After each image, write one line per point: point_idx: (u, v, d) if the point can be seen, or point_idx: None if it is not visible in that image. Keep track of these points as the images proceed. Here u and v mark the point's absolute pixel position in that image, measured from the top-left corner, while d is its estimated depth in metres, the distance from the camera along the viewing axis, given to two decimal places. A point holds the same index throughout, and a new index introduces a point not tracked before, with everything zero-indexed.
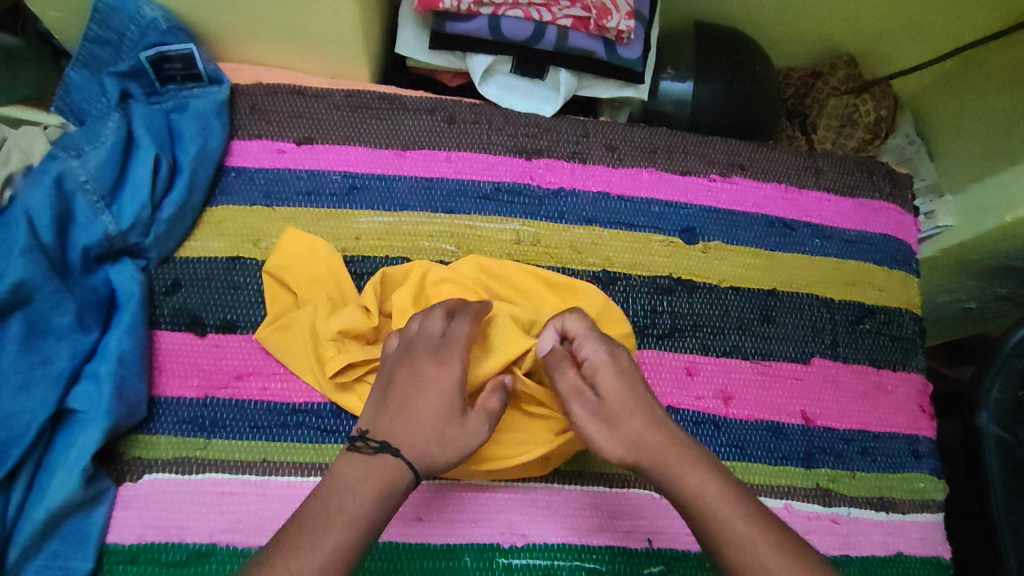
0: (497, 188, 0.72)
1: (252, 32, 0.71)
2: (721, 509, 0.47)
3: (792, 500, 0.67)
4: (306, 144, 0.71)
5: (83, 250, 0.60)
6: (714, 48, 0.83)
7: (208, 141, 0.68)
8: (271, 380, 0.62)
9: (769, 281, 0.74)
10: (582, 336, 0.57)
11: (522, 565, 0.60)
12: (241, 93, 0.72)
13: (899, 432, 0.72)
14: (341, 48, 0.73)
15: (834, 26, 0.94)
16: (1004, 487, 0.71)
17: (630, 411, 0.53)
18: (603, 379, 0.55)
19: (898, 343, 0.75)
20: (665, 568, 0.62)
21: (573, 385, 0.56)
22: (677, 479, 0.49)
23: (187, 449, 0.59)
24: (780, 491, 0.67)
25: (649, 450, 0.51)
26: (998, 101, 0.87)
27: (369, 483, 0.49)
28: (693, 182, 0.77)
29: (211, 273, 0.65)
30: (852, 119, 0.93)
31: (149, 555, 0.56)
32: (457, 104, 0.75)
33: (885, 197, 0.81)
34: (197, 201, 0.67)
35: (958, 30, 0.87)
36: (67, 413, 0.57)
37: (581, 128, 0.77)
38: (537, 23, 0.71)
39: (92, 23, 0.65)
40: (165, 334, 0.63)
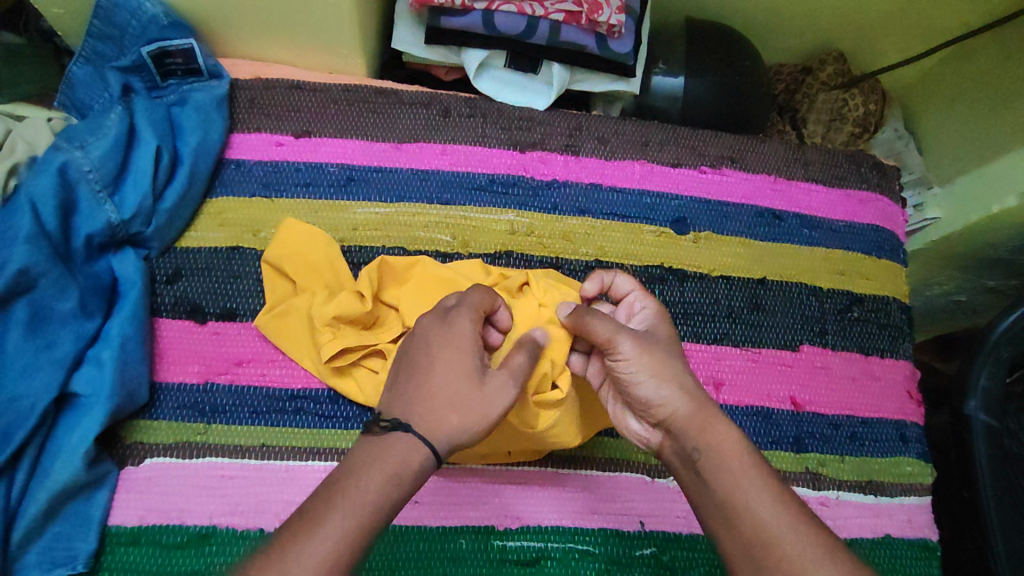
0: (492, 179, 0.74)
1: (251, 28, 0.73)
2: (746, 477, 0.45)
3: (816, 489, 0.69)
4: (304, 137, 0.73)
5: (86, 239, 0.62)
6: (705, 43, 0.84)
7: (208, 134, 0.69)
8: (270, 367, 0.63)
9: (759, 270, 0.76)
10: (636, 293, 0.59)
11: (517, 547, 0.62)
12: (240, 87, 0.74)
13: (887, 417, 0.73)
14: (338, 44, 0.74)
15: (823, 23, 0.95)
16: (991, 472, 0.72)
17: (675, 361, 0.53)
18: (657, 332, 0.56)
19: (886, 331, 0.77)
20: (657, 550, 0.63)
21: (610, 331, 0.52)
22: (708, 439, 0.48)
23: (187, 434, 0.61)
24: (805, 479, 0.69)
25: (690, 403, 0.50)
26: (984, 94, 0.88)
27: (396, 469, 0.45)
28: (684, 174, 0.78)
29: (211, 262, 0.67)
30: (841, 114, 0.94)
31: (151, 537, 0.57)
32: (453, 98, 0.77)
33: (873, 189, 0.82)
34: (197, 192, 0.68)
35: (945, 24, 0.89)
36: (70, 397, 0.58)
37: (574, 122, 0.78)
38: (529, 18, 0.73)
39: (95, 19, 0.66)
40: (167, 322, 0.64)
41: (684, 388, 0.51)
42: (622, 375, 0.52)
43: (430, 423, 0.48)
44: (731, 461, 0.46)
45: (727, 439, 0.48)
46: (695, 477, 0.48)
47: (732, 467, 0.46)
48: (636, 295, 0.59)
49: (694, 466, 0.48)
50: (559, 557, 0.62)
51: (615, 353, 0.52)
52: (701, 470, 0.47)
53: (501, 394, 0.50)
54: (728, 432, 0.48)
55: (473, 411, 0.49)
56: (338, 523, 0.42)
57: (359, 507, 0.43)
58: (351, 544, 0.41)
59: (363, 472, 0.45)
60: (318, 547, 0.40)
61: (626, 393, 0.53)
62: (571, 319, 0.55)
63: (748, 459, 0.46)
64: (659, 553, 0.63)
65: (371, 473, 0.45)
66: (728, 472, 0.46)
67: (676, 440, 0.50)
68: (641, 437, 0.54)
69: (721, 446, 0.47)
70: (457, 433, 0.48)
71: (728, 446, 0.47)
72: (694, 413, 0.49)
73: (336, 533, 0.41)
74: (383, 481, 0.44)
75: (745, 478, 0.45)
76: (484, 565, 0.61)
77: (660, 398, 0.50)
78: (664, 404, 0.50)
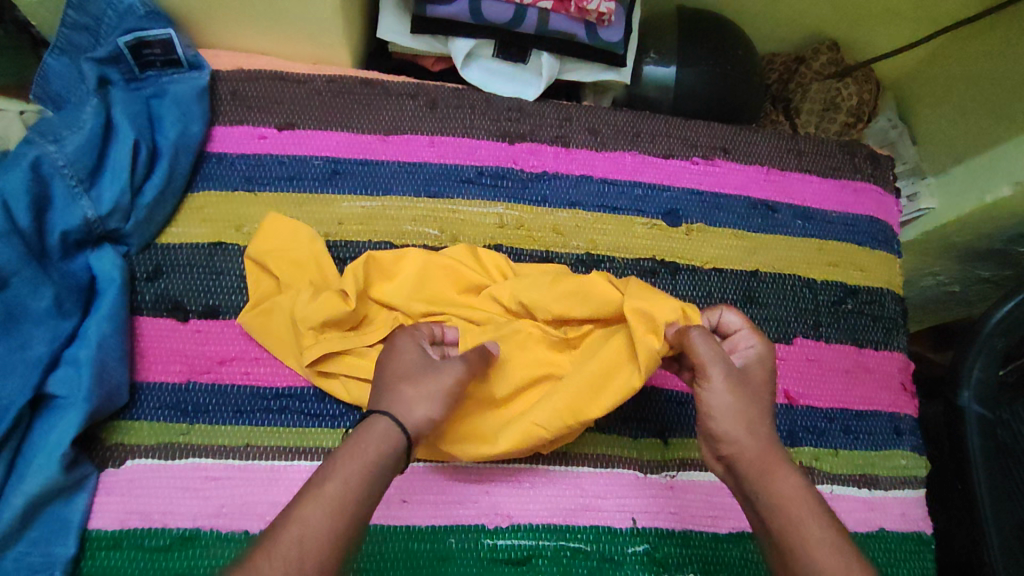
0: (480, 172, 0.72)
1: (233, 18, 0.71)
2: (807, 518, 0.46)
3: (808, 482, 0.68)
4: (287, 129, 0.71)
5: (62, 236, 0.60)
6: (696, 32, 0.83)
7: (188, 127, 0.68)
8: (254, 365, 0.62)
9: (752, 262, 0.75)
10: (744, 330, 0.57)
11: (507, 545, 0.61)
12: (221, 79, 0.72)
13: (881, 410, 0.73)
14: (322, 33, 0.72)
15: (817, 11, 0.94)
16: (985, 464, 0.71)
17: (757, 403, 0.51)
18: (754, 372, 0.54)
19: (880, 323, 0.76)
20: (650, 547, 0.62)
21: (709, 355, 0.52)
22: (769, 484, 0.48)
23: (169, 435, 0.59)
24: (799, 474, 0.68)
25: (761, 442, 0.50)
26: (977, 84, 0.87)
27: (367, 436, 0.46)
28: (676, 165, 0.77)
29: (193, 258, 0.65)
30: (835, 103, 0.93)
31: (132, 541, 0.56)
32: (440, 89, 0.75)
33: (866, 179, 0.81)
34: (178, 187, 0.67)
35: (939, 12, 0.88)
36: (47, 398, 0.57)
37: (564, 112, 0.77)
38: (517, 6, 0.71)
39: (69, 9, 0.64)
40: (147, 320, 0.63)
41: (756, 429, 0.50)
42: (704, 404, 0.52)
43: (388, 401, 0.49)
44: (791, 508, 0.46)
45: (789, 485, 0.48)
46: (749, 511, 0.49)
47: (793, 514, 0.46)
48: (744, 333, 0.57)
49: (751, 507, 0.48)
50: (550, 556, 0.61)
51: (706, 381, 0.51)
52: (760, 510, 0.48)
53: (445, 376, 0.51)
54: (792, 478, 0.48)
55: (422, 390, 0.50)
56: (323, 491, 0.43)
57: (340, 475, 0.44)
58: (338, 507, 0.42)
59: (341, 448, 0.46)
60: (303, 515, 0.41)
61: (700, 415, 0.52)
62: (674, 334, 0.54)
63: (815, 506, 0.47)
64: (652, 550, 0.62)
65: (350, 444, 0.46)
66: (798, 518, 0.46)
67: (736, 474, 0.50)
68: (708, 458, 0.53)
69: (783, 491, 0.47)
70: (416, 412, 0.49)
71: (790, 493, 0.47)
72: (763, 451, 0.49)
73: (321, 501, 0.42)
74: (357, 451, 0.45)
75: (810, 522, 0.45)
76: (475, 565, 0.60)
77: (727, 432, 0.50)
78: (730, 440, 0.50)
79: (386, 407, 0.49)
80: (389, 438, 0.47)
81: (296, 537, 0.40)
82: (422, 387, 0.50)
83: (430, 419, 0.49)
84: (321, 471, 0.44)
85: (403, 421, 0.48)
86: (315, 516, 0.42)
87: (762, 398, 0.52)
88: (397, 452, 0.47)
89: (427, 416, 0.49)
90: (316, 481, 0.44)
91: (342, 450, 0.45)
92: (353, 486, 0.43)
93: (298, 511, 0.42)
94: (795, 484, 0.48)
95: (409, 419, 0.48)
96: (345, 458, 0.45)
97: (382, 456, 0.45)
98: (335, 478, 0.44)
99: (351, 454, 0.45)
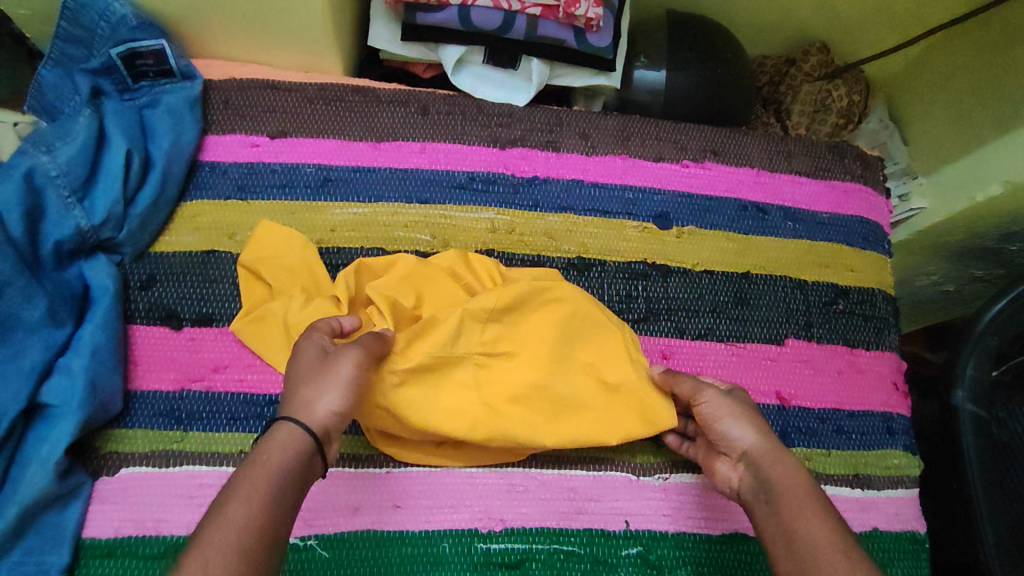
0: (472, 177, 0.73)
1: (225, 28, 0.71)
2: (803, 504, 0.51)
3: None
4: (280, 137, 0.71)
5: (55, 245, 0.61)
6: (686, 35, 0.83)
7: (181, 136, 0.68)
8: (247, 372, 0.62)
9: (743, 264, 0.75)
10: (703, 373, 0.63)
11: (501, 549, 0.61)
12: (214, 88, 0.72)
13: (874, 410, 0.73)
14: (313, 42, 0.73)
15: (806, 14, 0.95)
16: (980, 462, 0.71)
17: (755, 413, 0.59)
18: (739, 393, 0.61)
19: (871, 323, 0.76)
20: (643, 549, 0.63)
21: (690, 387, 0.60)
22: (777, 474, 0.54)
23: (163, 442, 0.60)
24: None
25: (762, 441, 0.56)
26: (967, 82, 0.88)
27: (265, 449, 0.45)
28: (666, 168, 0.78)
29: (186, 267, 0.66)
30: (825, 105, 0.94)
31: (127, 548, 0.56)
32: (431, 96, 0.76)
33: (856, 179, 0.82)
34: (171, 196, 0.67)
35: (926, 12, 0.89)
36: (41, 407, 0.57)
37: (555, 117, 0.77)
38: (506, 11, 0.72)
39: (62, 21, 0.65)
40: (141, 329, 0.63)
41: (757, 431, 0.57)
42: (705, 418, 0.59)
43: (288, 406, 0.48)
44: (791, 493, 0.52)
45: (789, 474, 0.54)
46: (763, 505, 0.53)
47: (796, 495, 0.52)
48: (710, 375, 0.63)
49: (764, 497, 0.53)
50: (544, 559, 0.61)
51: (701, 401, 0.59)
52: (770, 497, 0.53)
53: (345, 367, 0.50)
54: (793, 469, 0.54)
55: (323, 385, 0.49)
56: (226, 515, 0.42)
57: (243, 493, 0.43)
58: (245, 524, 0.41)
59: (238, 470, 0.45)
60: (209, 537, 0.40)
61: (708, 435, 0.59)
62: (662, 375, 0.63)
63: (811, 491, 0.52)
64: (646, 553, 0.62)
65: (252, 460, 0.45)
66: (796, 502, 0.51)
67: (748, 474, 0.55)
68: (727, 477, 0.58)
69: (786, 480, 0.53)
70: (316, 404, 0.48)
71: (791, 480, 0.53)
72: (765, 448, 0.56)
73: (224, 525, 0.41)
74: (258, 464, 0.44)
75: (806, 508, 0.51)
76: (468, 569, 0.60)
77: (732, 436, 0.57)
78: (738, 442, 0.57)
79: (288, 413, 0.48)
80: (292, 446, 0.46)
81: (200, 563, 0.39)
82: (320, 382, 0.49)
83: (333, 414, 0.48)
84: (224, 493, 0.43)
85: (305, 420, 0.47)
86: (219, 538, 0.40)
87: (754, 410, 0.59)
88: (302, 461, 0.46)
89: (333, 409, 0.48)
90: (216, 508, 0.42)
91: (243, 469, 0.45)
92: (255, 503, 0.42)
93: (202, 534, 0.41)
94: (790, 472, 0.54)
95: (312, 419, 0.47)
96: (247, 475, 0.44)
97: (284, 466, 0.45)
98: (237, 498, 0.43)
99: (254, 468, 0.44)
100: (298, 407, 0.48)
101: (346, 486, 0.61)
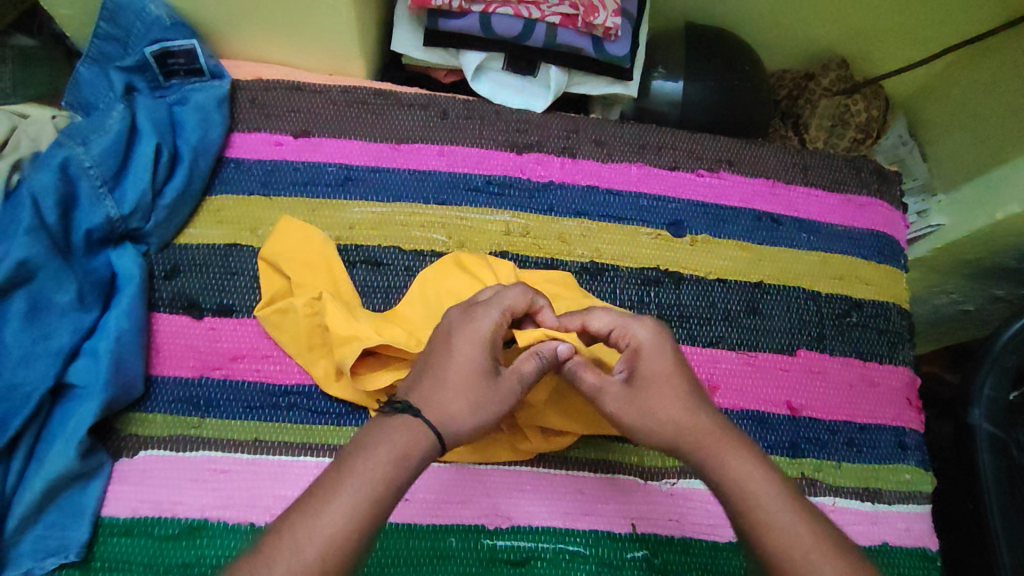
0: (488, 180, 0.74)
1: (255, 30, 0.74)
2: (762, 500, 0.46)
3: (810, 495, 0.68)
4: (303, 137, 0.73)
5: (86, 233, 0.63)
6: (704, 47, 0.84)
7: (208, 133, 0.71)
8: (264, 362, 0.64)
9: (756, 274, 0.75)
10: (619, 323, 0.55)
11: (506, 546, 0.61)
12: (241, 88, 0.75)
13: (886, 424, 0.72)
14: (337, 46, 0.75)
15: (825, 29, 0.96)
16: (996, 483, 0.70)
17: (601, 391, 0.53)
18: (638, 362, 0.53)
19: (885, 337, 0.76)
20: (648, 553, 0.63)
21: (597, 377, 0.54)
22: (721, 464, 0.49)
23: (181, 427, 0.61)
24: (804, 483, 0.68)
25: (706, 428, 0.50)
26: (989, 100, 0.88)
27: (392, 438, 0.46)
28: (682, 177, 0.78)
29: (209, 259, 0.68)
30: (843, 119, 0.94)
31: (143, 529, 0.57)
32: (451, 100, 0.77)
33: (873, 194, 0.82)
34: (197, 189, 0.69)
35: (947, 29, 0.89)
36: (66, 388, 0.59)
37: (572, 124, 0.79)
38: (526, 20, 0.74)
39: (101, 20, 0.68)
40: (164, 317, 0.65)
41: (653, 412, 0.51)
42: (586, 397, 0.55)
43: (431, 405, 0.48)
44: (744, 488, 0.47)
45: (738, 466, 0.48)
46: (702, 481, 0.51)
47: (738, 491, 0.47)
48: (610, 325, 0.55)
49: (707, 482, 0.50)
50: (549, 558, 0.61)
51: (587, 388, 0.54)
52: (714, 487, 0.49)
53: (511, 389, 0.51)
54: (747, 461, 0.49)
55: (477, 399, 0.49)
56: (346, 494, 0.42)
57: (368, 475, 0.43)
58: (350, 516, 0.42)
59: (365, 450, 0.45)
60: (330, 511, 0.41)
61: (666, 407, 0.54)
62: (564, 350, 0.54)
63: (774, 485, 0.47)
64: (651, 556, 0.62)
65: (378, 445, 0.45)
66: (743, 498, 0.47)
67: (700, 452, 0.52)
68: None
69: (730, 473, 0.48)
70: (456, 412, 0.49)
71: (741, 474, 0.48)
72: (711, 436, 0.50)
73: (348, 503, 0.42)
74: (385, 451, 0.45)
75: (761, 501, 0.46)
76: (474, 565, 0.60)
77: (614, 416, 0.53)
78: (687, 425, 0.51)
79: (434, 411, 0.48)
80: (421, 440, 0.47)
81: (325, 534, 0.40)
82: (455, 385, 0.49)
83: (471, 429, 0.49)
84: (349, 468, 0.44)
85: (437, 417, 0.48)
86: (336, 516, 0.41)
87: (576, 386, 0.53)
88: (419, 459, 0.46)
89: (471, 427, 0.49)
90: (339, 485, 0.43)
91: (369, 450, 0.45)
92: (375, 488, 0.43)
93: (300, 517, 0.42)
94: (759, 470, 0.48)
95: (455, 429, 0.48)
96: (373, 459, 0.44)
97: (399, 460, 0.45)
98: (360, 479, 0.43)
99: (374, 454, 0.44)
100: (427, 403, 0.49)
101: None
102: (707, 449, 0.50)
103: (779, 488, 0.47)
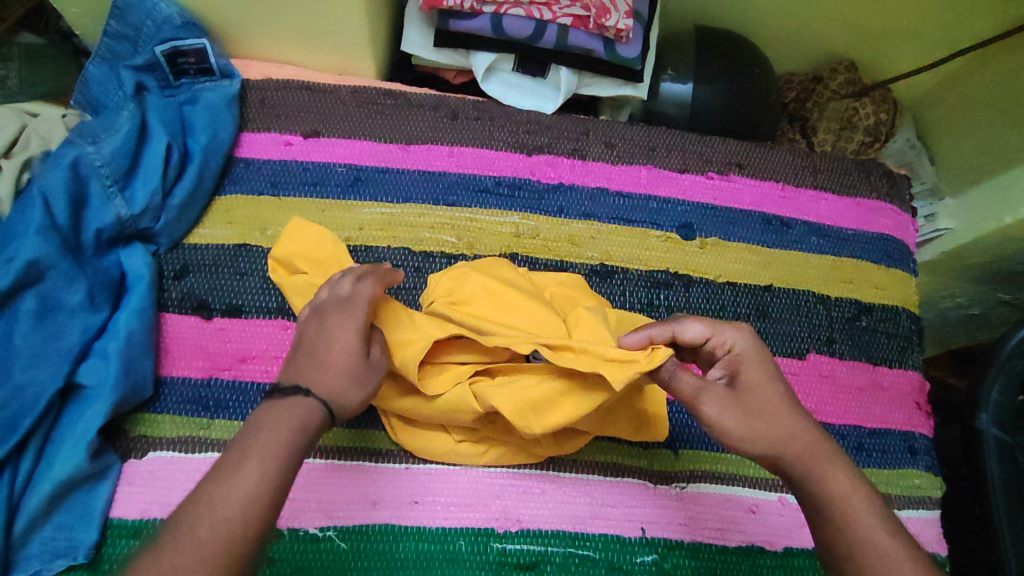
0: (499, 182, 0.74)
1: (265, 30, 0.74)
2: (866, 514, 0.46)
3: None
4: (312, 137, 0.73)
5: (96, 233, 0.63)
6: (713, 49, 0.84)
7: (218, 132, 0.70)
8: (273, 364, 0.63)
9: (766, 277, 0.75)
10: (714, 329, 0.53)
11: (516, 550, 0.61)
12: (251, 87, 0.75)
13: (896, 428, 0.72)
14: (348, 46, 0.75)
15: (834, 32, 0.96)
16: (1005, 488, 0.70)
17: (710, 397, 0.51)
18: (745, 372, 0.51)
19: (895, 341, 0.76)
20: (658, 557, 0.62)
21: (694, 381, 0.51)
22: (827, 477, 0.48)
23: (189, 428, 0.61)
24: None
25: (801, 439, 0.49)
26: (997, 103, 0.88)
27: (280, 416, 0.44)
28: (692, 180, 0.78)
29: (219, 259, 0.67)
30: (852, 122, 0.94)
31: (152, 530, 0.57)
32: (461, 102, 0.77)
33: (882, 198, 0.82)
34: (206, 190, 0.69)
35: (956, 33, 0.89)
36: (76, 388, 0.59)
37: (582, 126, 0.79)
38: (538, 21, 0.74)
39: (112, 19, 0.68)
40: (172, 318, 0.65)
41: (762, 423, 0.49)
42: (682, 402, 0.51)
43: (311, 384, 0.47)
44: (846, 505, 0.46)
45: (842, 482, 0.47)
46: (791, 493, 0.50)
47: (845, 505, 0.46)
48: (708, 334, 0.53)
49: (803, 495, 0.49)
50: (559, 562, 0.61)
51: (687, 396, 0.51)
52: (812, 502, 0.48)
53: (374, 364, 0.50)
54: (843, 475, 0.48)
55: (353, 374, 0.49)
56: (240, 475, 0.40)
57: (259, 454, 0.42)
58: (253, 495, 0.40)
59: (250, 431, 0.44)
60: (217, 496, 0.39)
61: None
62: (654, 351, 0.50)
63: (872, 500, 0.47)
64: (661, 560, 0.62)
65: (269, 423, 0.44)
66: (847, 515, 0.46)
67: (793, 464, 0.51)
68: None
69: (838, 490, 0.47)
70: (337, 388, 0.48)
71: (843, 487, 0.47)
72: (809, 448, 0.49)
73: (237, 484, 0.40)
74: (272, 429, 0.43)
75: (863, 517, 0.46)
76: (483, 568, 0.60)
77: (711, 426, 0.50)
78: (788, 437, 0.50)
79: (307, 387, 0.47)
80: (308, 416, 0.45)
81: (212, 521, 0.38)
82: (337, 366, 0.48)
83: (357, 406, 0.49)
84: (239, 449, 0.42)
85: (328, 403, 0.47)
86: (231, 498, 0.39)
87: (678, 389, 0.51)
88: (312, 435, 0.45)
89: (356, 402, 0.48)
90: (228, 469, 0.41)
91: (260, 430, 0.43)
92: (275, 464, 0.42)
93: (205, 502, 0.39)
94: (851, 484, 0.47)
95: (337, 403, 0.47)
96: (261, 438, 0.43)
97: (291, 437, 0.43)
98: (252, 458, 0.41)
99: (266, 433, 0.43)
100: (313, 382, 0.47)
101: (366, 480, 0.62)
102: (811, 461, 0.48)
103: (871, 499, 0.47)
